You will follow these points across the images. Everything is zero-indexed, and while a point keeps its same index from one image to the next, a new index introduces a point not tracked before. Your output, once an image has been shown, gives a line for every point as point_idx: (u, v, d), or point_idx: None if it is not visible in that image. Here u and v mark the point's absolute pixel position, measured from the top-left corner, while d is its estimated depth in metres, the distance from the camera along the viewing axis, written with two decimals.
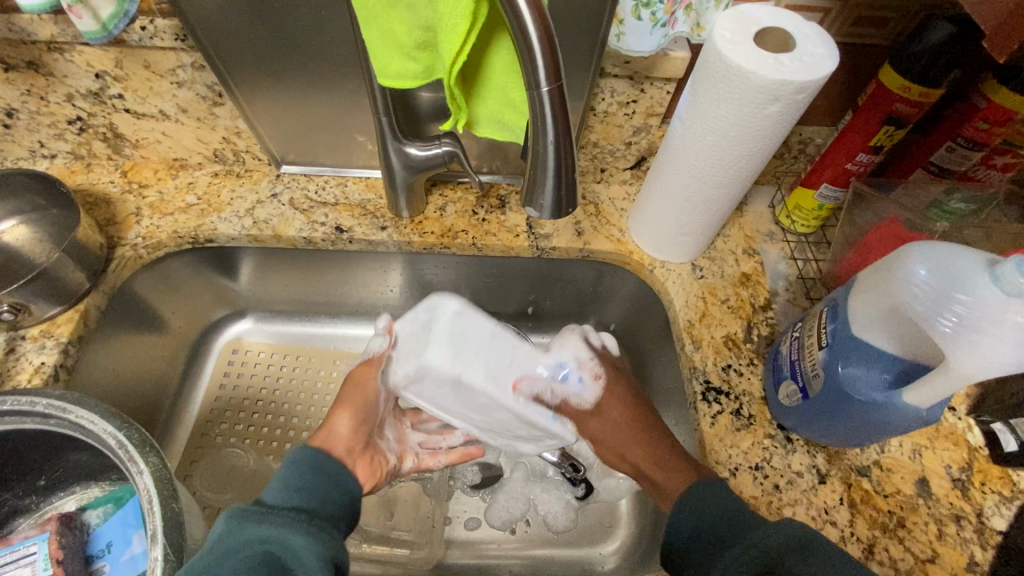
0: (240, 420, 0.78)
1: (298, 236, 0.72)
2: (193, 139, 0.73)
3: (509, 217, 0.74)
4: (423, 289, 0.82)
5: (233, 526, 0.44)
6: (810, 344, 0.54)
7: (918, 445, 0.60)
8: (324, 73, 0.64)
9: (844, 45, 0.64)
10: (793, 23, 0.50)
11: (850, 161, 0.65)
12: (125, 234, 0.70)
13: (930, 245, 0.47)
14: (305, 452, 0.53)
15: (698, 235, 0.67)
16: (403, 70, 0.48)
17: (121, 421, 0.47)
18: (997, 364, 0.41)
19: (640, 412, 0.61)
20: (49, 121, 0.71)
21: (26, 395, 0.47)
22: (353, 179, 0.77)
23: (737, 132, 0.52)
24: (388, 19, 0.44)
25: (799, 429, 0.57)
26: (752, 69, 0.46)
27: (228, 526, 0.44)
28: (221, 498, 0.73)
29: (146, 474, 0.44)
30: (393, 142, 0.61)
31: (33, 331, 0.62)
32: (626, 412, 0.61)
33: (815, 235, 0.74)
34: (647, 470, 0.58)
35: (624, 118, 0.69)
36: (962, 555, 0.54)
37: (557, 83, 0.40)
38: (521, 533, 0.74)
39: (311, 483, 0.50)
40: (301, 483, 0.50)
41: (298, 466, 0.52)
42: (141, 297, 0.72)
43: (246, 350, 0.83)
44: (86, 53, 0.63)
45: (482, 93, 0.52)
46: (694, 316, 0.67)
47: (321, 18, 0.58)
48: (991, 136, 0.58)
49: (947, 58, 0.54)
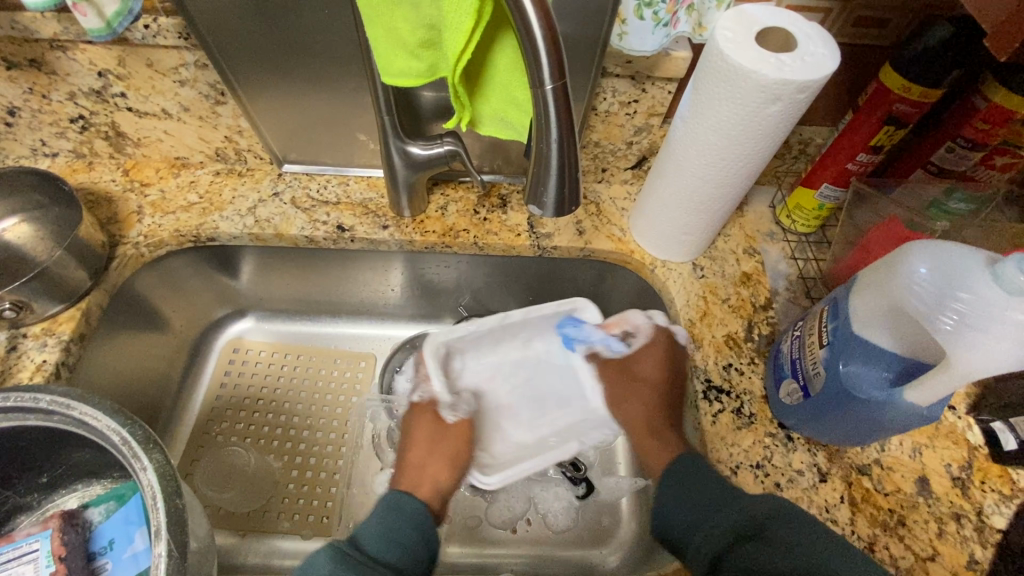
0: (240, 419, 0.78)
1: (300, 235, 0.72)
2: (195, 138, 0.74)
3: (510, 217, 0.74)
4: (424, 288, 0.83)
5: (337, 567, 0.45)
6: (811, 343, 0.54)
7: (918, 443, 0.60)
8: (327, 72, 0.64)
9: (845, 45, 0.64)
10: (794, 22, 0.50)
11: (851, 160, 0.65)
12: (127, 232, 0.70)
13: (930, 244, 0.47)
14: (408, 499, 0.54)
15: (700, 235, 0.67)
16: (407, 68, 0.48)
17: (124, 417, 0.47)
18: (998, 363, 0.41)
19: (672, 366, 0.62)
20: (51, 120, 0.71)
21: (29, 392, 0.48)
22: (354, 178, 0.77)
23: (738, 131, 0.52)
24: (392, 17, 0.44)
25: (800, 427, 0.58)
26: (753, 68, 0.47)
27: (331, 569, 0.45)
28: (221, 497, 0.73)
29: (150, 471, 0.44)
30: (396, 141, 0.61)
31: (34, 329, 0.62)
32: (667, 368, 0.62)
33: (815, 234, 0.75)
34: (637, 430, 0.61)
35: (626, 117, 0.70)
36: (962, 553, 0.54)
37: (560, 81, 0.41)
38: (522, 532, 0.74)
39: (406, 533, 0.50)
40: (398, 535, 0.50)
41: (395, 513, 0.52)
42: (143, 296, 0.72)
43: (247, 349, 0.83)
44: (89, 51, 0.63)
45: (485, 92, 0.52)
46: (695, 315, 0.68)
47: (324, 17, 0.59)
48: (990, 136, 0.59)
49: (948, 58, 0.54)
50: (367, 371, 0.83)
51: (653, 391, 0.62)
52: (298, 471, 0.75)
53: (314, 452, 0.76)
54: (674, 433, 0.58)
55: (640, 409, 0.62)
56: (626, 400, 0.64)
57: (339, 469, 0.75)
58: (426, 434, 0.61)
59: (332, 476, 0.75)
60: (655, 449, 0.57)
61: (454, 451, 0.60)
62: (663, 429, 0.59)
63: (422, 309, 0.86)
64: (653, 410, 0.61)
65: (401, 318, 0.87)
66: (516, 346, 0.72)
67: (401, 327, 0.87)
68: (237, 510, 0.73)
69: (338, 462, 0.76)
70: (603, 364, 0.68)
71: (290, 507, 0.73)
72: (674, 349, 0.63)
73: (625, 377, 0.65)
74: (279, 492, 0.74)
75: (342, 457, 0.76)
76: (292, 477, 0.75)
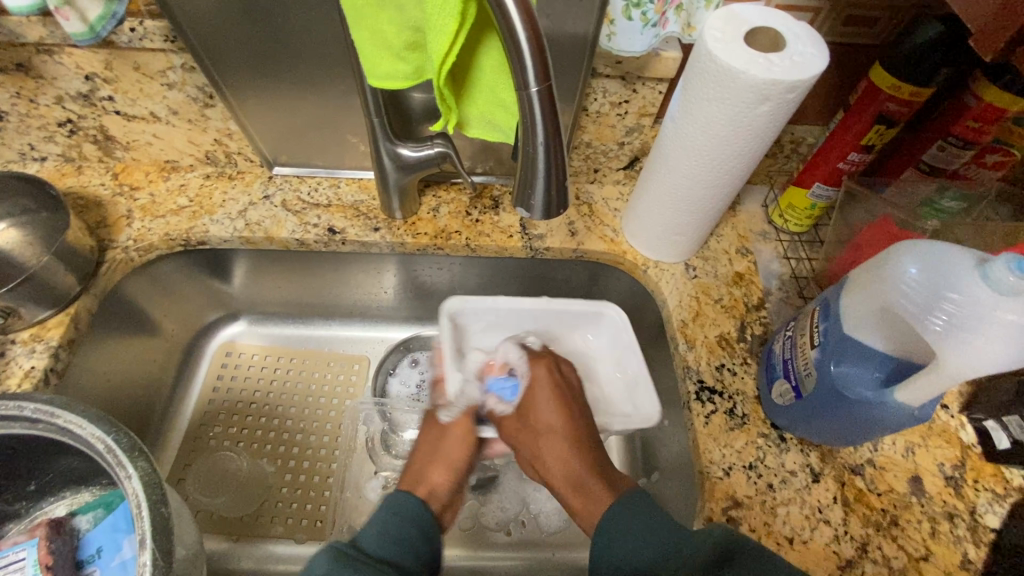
0: (233, 424, 0.78)
1: (291, 238, 0.71)
2: (184, 141, 0.73)
3: (502, 218, 0.74)
4: (416, 290, 0.82)
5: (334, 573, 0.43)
6: (802, 344, 0.54)
7: (911, 443, 0.60)
8: (316, 74, 0.64)
9: (835, 45, 0.64)
10: (782, 22, 0.50)
11: (842, 160, 0.65)
12: (116, 237, 0.69)
13: (921, 243, 0.47)
14: (407, 499, 0.52)
15: (691, 235, 0.67)
16: (393, 71, 0.48)
17: (110, 425, 0.47)
18: (989, 362, 0.41)
19: (565, 386, 0.61)
20: (39, 124, 0.70)
21: (14, 400, 0.47)
22: (345, 180, 0.76)
23: (729, 131, 0.52)
24: (377, 20, 0.44)
25: (792, 427, 0.58)
26: (742, 69, 0.46)
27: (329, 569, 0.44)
28: (213, 502, 0.73)
29: (135, 479, 0.44)
30: (385, 144, 0.61)
31: (23, 335, 0.61)
32: (558, 402, 0.58)
33: (807, 234, 0.74)
34: (558, 487, 0.54)
35: (617, 117, 0.70)
36: (955, 553, 0.54)
37: (546, 83, 0.40)
38: (515, 534, 0.74)
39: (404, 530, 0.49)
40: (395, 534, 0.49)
41: (391, 515, 0.51)
42: (133, 299, 0.72)
43: (239, 353, 0.83)
44: (75, 54, 0.62)
45: (472, 94, 0.51)
46: (688, 316, 0.67)
47: (311, 19, 0.58)
48: (982, 135, 0.59)
49: (937, 57, 0.54)
50: (360, 374, 0.83)
51: (553, 437, 0.56)
52: (292, 474, 0.75)
53: (309, 456, 0.76)
54: (595, 482, 0.52)
55: (554, 456, 0.55)
56: (541, 455, 0.56)
57: (333, 472, 0.75)
58: (425, 443, 0.61)
59: (327, 480, 0.75)
60: (584, 506, 0.51)
61: (450, 454, 0.59)
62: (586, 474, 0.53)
63: (415, 310, 0.86)
64: (571, 456, 0.54)
65: (394, 320, 0.87)
66: (530, 331, 0.74)
67: (394, 329, 0.87)
68: (230, 514, 0.73)
69: (332, 466, 0.76)
70: (502, 421, 0.62)
71: (283, 512, 0.73)
72: (555, 375, 0.61)
73: (523, 428, 0.59)
74: (273, 496, 0.74)
75: (336, 461, 0.76)
76: (286, 481, 0.75)
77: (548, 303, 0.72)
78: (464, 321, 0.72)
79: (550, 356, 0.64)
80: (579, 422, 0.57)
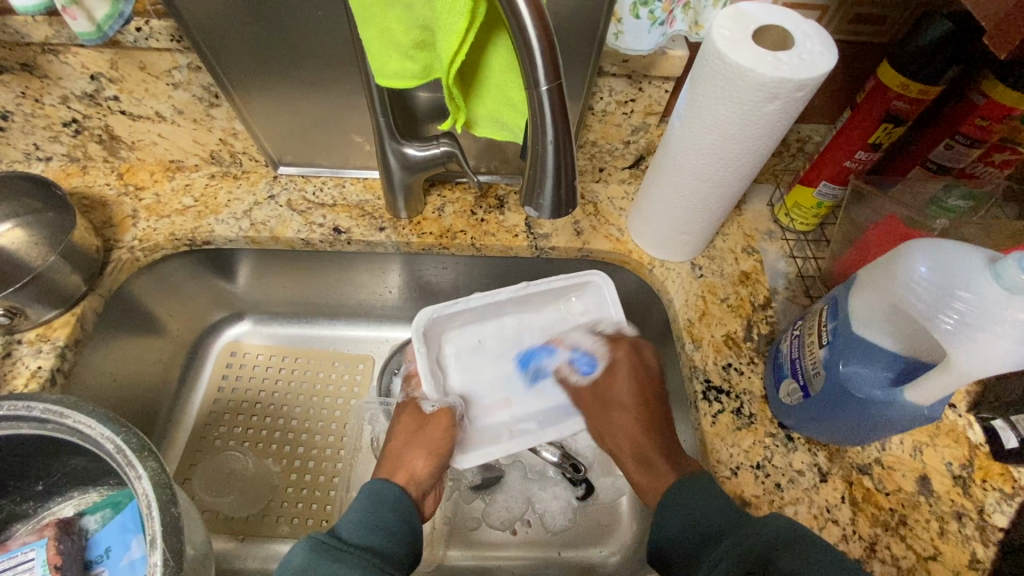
0: (238, 423, 0.78)
1: (296, 237, 0.71)
2: (189, 141, 0.73)
3: (507, 217, 0.74)
4: (421, 289, 0.82)
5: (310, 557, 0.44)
6: (810, 343, 0.54)
7: (919, 443, 0.60)
8: (322, 73, 0.64)
9: (842, 43, 0.64)
10: (791, 20, 0.50)
11: (848, 159, 0.65)
12: (122, 237, 0.69)
13: (931, 242, 0.46)
14: (383, 488, 0.53)
15: (697, 234, 0.67)
16: (401, 70, 0.48)
17: (118, 425, 0.47)
18: (999, 361, 0.40)
19: (643, 368, 0.63)
20: (44, 124, 0.70)
21: (22, 400, 0.47)
22: (350, 180, 0.76)
23: (736, 129, 0.51)
24: (386, 19, 0.44)
25: (800, 427, 0.57)
26: (750, 68, 0.46)
27: (304, 558, 0.44)
28: (219, 502, 0.73)
29: (144, 479, 0.44)
30: (391, 143, 0.60)
31: (29, 334, 0.61)
32: (639, 381, 0.62)
33: (813, 233, 0.74)
34: (623, 457, 0.59)
35: (622, 116, 0.69)
36: (963, 553, 0.54)
37: (556, 82, 0.40)
38: (521, 534, 0.74)
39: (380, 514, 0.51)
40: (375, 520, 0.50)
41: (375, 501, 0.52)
42: (138, 299, 0.71)
43: (244, 353, 0.83)
44: (81, 54, 0.62)
45: (480, 93, 0.51)
46: (694, 315, 0.67)
47: (318, 18, 0.58)
48: (990, 133, 0.58)
49: (946, 55, 0.54)
50: (365, 374, 0.83)
51: (627, 415, 0.60)
52: (298, 474, 0.75)
53: (314, 456, 0.76)
54: (663, 461, 0.56)
55: (627, 427, 0.60)
56: (613, 429, 0.61)
57: (339, 472, 0.75)
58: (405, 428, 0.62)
59: (332, 480, 0.75)
60: (647, 480, 0.55)
61: (433, 437, 0.60)
62: (656, 453, 0.57)
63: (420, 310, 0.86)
64: (638, 434, 0.59)
65: (399, 320, 0.87)
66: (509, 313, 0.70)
67: (399, 329, 0.87)
68: (236, 514, 0.73)
69: (337, 466, 0.76)
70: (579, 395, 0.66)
71: (289, 512, 0.73)
72: (635, 358, 0.63)
73: (598, 402, 0.63)
74: (278, 496, 0.74)
75: (341, 461, 0.76)
76: (291, 481, 0.75)
77: (525, 289, 0.68)
78: (439, 329, 0.67)
79: (631, 338, 0.65)
80: (654, 403, 0.61)
